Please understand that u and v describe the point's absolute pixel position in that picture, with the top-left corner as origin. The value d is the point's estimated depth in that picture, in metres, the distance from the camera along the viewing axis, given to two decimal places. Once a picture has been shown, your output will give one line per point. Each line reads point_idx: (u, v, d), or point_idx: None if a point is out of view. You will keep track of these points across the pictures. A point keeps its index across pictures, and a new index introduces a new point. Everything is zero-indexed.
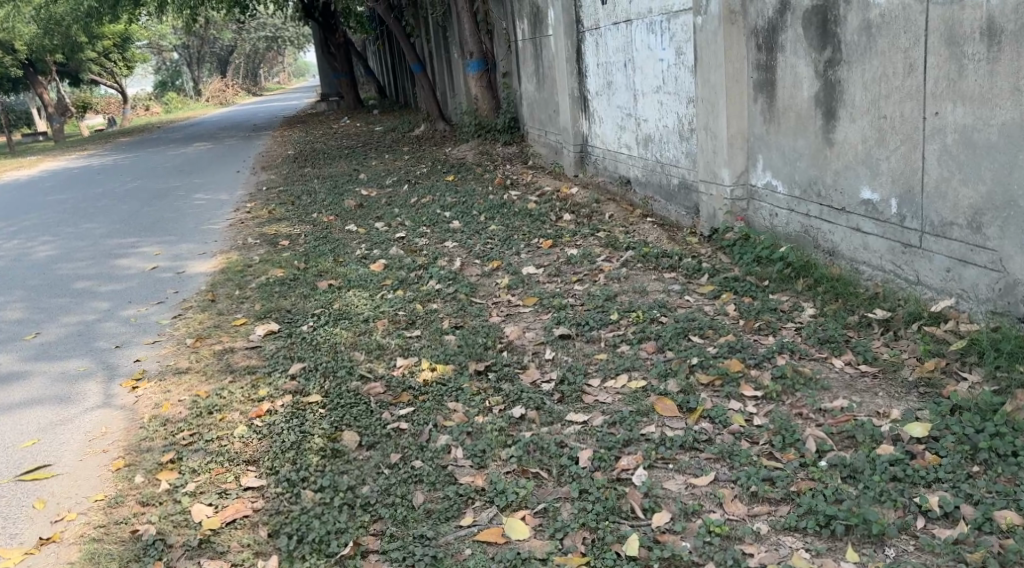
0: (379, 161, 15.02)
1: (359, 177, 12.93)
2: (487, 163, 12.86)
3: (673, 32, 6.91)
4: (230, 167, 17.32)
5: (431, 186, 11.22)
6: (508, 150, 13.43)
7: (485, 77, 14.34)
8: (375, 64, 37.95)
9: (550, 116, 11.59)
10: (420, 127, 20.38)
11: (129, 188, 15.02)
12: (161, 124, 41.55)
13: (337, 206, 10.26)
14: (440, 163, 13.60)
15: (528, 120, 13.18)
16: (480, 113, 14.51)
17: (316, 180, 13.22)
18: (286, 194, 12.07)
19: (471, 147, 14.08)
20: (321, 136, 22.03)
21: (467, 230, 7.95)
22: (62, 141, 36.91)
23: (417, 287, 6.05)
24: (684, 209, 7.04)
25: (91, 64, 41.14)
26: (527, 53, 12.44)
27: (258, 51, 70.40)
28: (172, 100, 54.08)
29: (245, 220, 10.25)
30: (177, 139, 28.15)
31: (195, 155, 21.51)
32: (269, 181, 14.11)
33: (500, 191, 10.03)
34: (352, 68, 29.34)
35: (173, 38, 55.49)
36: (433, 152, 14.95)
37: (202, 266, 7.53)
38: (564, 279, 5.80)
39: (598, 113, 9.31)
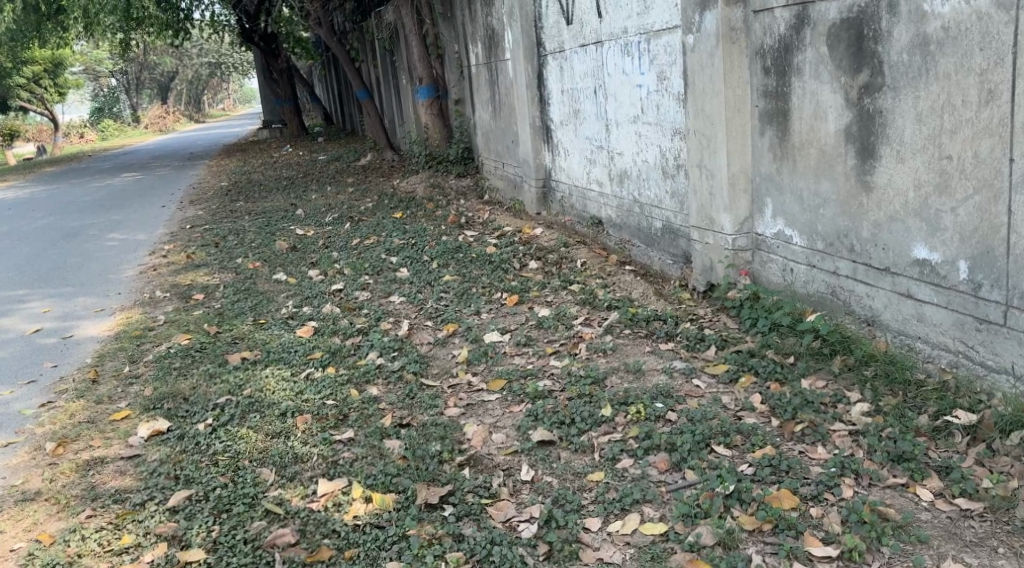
0: (321, 194, 13.89)
1: (296, 213, 11.81)
2: (439, 198, 11.83)
3: (654, 55, 5.93)
4: (156, 201, 16.10)
5: (375, 224, 10.14)
6: (461, 184, 12.43)
7: (436, 104, 13.33)
8: (322, 90, 36.81)
9: (508, 146, 10.62)
10: (367, 156, 19.31)
11: (40, 228, 13.91)
12: (96, 152, 39.80)
13: (268, 249, 9.18)
14: (386, 197, 12.52)
15: (483, 151, 12.20)
16: (431, 144, 13.48)
17: (248, 216, 12.08)
18: (212, 234, 10.95)
19: (420, 180, 13.05)
20: (260, 165, 20.78)
21: (416, 280, 6.90)
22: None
23: (355, 361, 4.98)
24: (671, 257, 6.04)
25: (20, 90, 39.32)
26: (481, 79, 11.47)
27: (201, 76, 68.65)
28: (109, 128, 52.32)
29: (162, 265, 9.12)
30: (108, 169, 26.77)
31: (122, 186, 20.23)
32: (195, 216, 12.99)
33: (453, 230, 9.00)
34: (296, 95, 28.16)
35: (111, 64, 53.68)
36: (379, 185, 13.88)
37: (95, 329, 6.73)
38: (537, 350, 4.75)
39: (564, 145, 8.33)
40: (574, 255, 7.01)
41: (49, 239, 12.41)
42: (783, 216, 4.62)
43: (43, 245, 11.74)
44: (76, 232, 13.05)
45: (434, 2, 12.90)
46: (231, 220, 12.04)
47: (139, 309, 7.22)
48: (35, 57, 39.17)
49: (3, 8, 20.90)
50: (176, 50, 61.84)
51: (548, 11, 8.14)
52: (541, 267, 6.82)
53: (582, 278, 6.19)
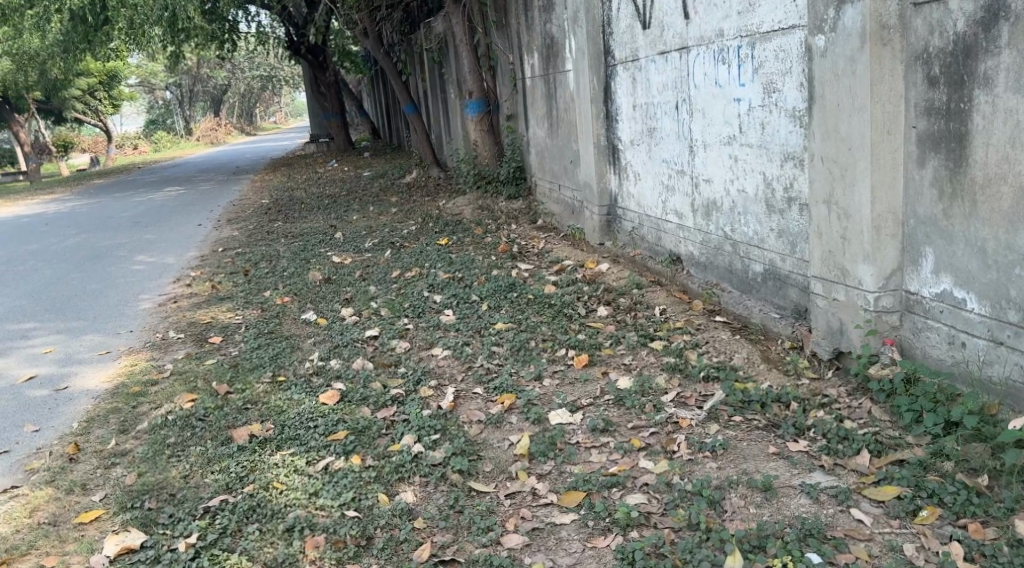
0: (362, 215, 12.94)
1: (334, 236, 10.87)
2: (488, 222, 10.77)
3: (760, 63, 4.85)
4: (192, 218, 15.34)
5: (418, 252, 9.12)
6: (512, 208, 11.39)
7: (486, 120, 12.33)
8: (369, 104, 36.15)
9: (566, 167, 9.55)
10: (412, 172, 18.38)
11: (69, 247, 13.18)
12: (145, 164, 39.67)
13: (299, 280, 8.23)
14: (432, 219, 11.53)
15: (537, 173, 11.16)
16: (479, 162, 12.46)
17: (283, 239, 11.18)
18: (241, 259, 10.06)
19: (467, 202, 12.04)
20: (303, 182, 20.01)
21: (463, 327, 5.84)
22: (41, 182, 35.19)
23: (384, 446, 3.93)
24: (776, 308, 4.91)
25: (74, 102, 39.42)
26: (537, 92, 10.44)
27: (252, 90, 68.89)
28: (162, 140, 52.52)
29: (186, 297, 8.23)
30: (151, 182, 26.27)
31: (161, 202, 19.58)
32: (229, 238, 12.13)
33: (505, 262, 7.94)
34: (343, 109, 27.47)
35: (164, 77, 53.95)
36: (425, 206, 12.89)
37: (93, 380, 5.79)
38: (618, 440, 3.63)
39: (634, 168, 7.23)
40: (651, 300, 5.88)
41: (74, 260, 11.67)
42: (951, 271, 3.53)
43: (67, 267, 10.98)
44: (102, 252, 12.26)
45: (486, 9, 11.92)
46: (265, 242, 11.17)
47: (149, 353, 6.28)
48: (88, 69, 39.29)
49: (50, 19, 20.43)
50: (228, 62, 62.05)
51: (619, 15, 7.09)
52: (611, 313, 5.66)
53: (665, 332, 5.02)
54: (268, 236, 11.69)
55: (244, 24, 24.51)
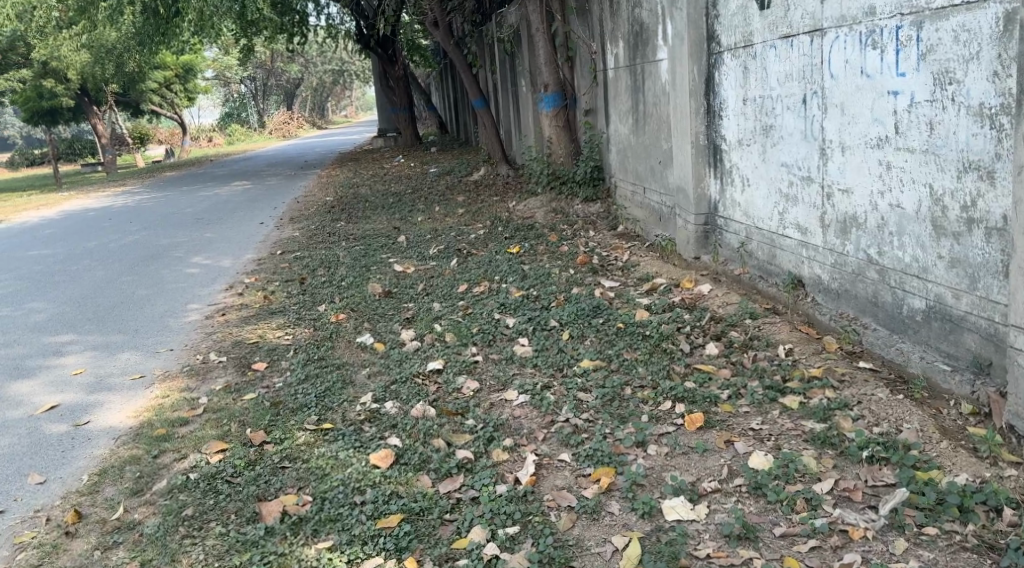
0: (428, 216, 12.10)
1: (397, 240, 10.05)
2: (563, 228, 9.80)
3: (929, 47, 3.86)
4: (254, 215, 14.70)
5: (488, 261, 8.23)
6: (588, 212, 10.41)
7: (562, 115, 11.32)
8: (438, 98, 35.47)
9: (652, 167, 8.51)
10: (482, 170, 17.51)
11: (125, 244, 12.63)
12: (218, 157, 39.75)
13: (357, 292, 7.41)
14: (501, 223, 10.63)
15: (617, 173, 10.17)
16: (553, 160, 11.41)
17: (344, 242, 10.40)
18: (299, 263, 9.30)
19: (539, 205, 11.09)
20: (369, 178, 19.33)
21: (541, 363, 4.92)
22: (117, 174, 35.44)
23: (447, 544, 3.11)
24: (947, 357, 3.97)
25: (150, 94, 39.70)
26: (621, 84, 9.46)
27: (325, 85, 69.15)
28: (236, 133, 52.89)
29: (235, 309, 7.48)
30: (220, 175, 25.94)
31: (226, 197, 19.08)
32: (288, 239, 11.41)
33: (586, 277, 6.99)
34: (411, 103, 26.80)
35: (239, 71, 54.29)
36: (494, 208, 11.97)
37: (117, 415, 5.02)
38: (764, 560, 2.88)
39: (742, 172, 6.24)
40: (772, 335, 4.88)
41: (128, 260, 11.07)
42: None
43: (117, 268, 10.36)
44: (158, 251, 11.65)
45: None
46: (325, 245, 10.41)
47: (184, 380, 5.50)
48: (165, 62, 39.56)
49: (121, 11, 20.08)
50: (302, 56, 62.28)
51: None
52: (724, 350, 4.67)
53: (801, 385, 4.04)
54: (329, 238, 10.93)
55: (314, 16, 23.97)
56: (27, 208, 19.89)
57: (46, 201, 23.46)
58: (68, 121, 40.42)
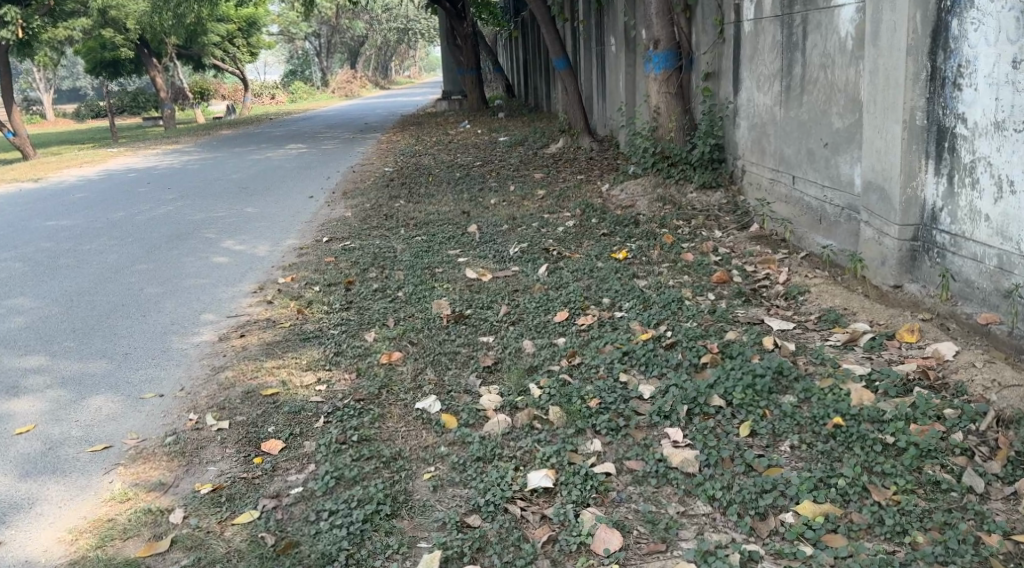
0: (503, 198, 10.14)
1: (467, 233, 8.13)
2: (679, 223, 7.76)
3: None
4: (302, 186, 12.83)
5: (590, 273, 6.23)
6: (707, 202, 8.35)
7: (674, 79, 9.22)
8: (506, 60, 33.35)
9: (815, 152, 6.58)
10: (559, 141, 15.45)
11: (154, 213, 10.84)
12: (277, 115, 38.11)
13: (418, 313, 5.51)
14: (595, 211, 8.63)
15: (747, 158, 8.16)
16: (660, 137, 9.26)
17: (402, 230, 8.48)
18: (344, 258, 7.43)
19: (639, 192, 9.02)
20: (433, 147, 17.45)
21: (719, 492, 3.03)
22: (172, 130, 34.03)
23: None
24: None
25: (212, 48, 38.14)
26: (767, 43, 7.49)
27: (389, 43, 67.21)
28: (298, 90, 51.45)
29: (256, 324, 5.60)
30: (275, 136, 24.21)
31: (277, 160, 17.24)
32: (335, 220, 9.51)
33: (736, 310, 4.98)
34: (479, 64, 24.64)
35: (303, 27, 52.70)
36: (583, 192, 9.91)
37: (40, 542, 3.17)
38: None
39: (1000, 170, 4.34)
40: None
41: (147, 236, 9.25)
42: None
43: (131, 248, 8.55)
44: (188, 225, 9.82)
45: None
46: (380, 232, 8.52)
47: (161, 462, 3.65)
48: (228, 14, 38.00)
49: None
50: (366, 13, 60.25)
51: None
52: None
53: None
54: (384, 223, 9.03)
55: None
56: (66, 166, 18.34)
57: (89, 156, 21.85)
58: (127, 74, 39.18)
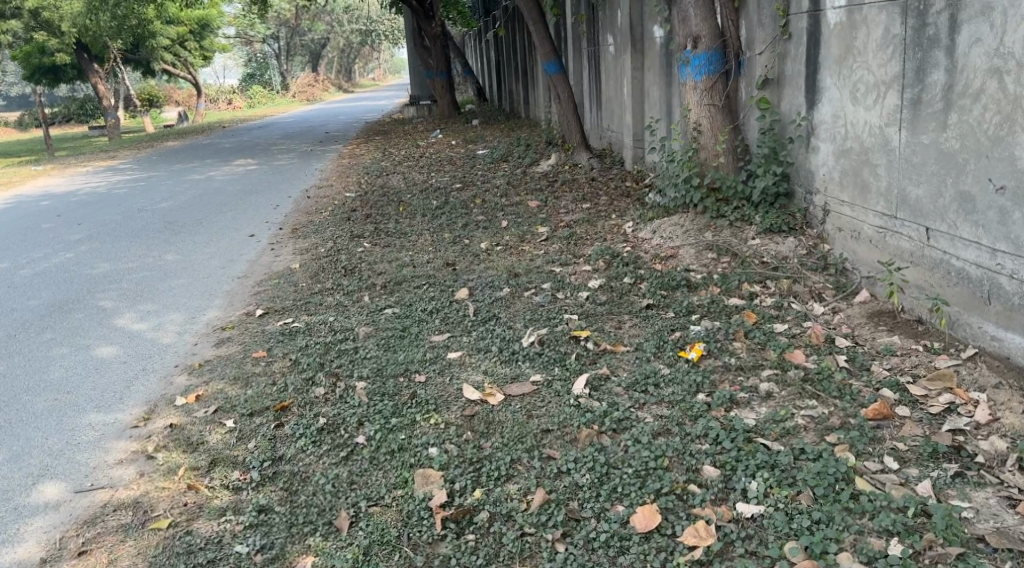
0: (497, 242, 7.97)
1: (456, 304, 5.90)
2: (752, 289, 5.63)
3: None
4: (244, 219, 10.51)
5: (656, 392, 4.05)
6: (779, 253, 6.25)
7: (719, 87, 7.11)
8: (475, 60, 31.16)
9: (975, 196, 4.54)
10: (550, 156, 13.34)
11: (45, 263, 8.43)
12: (232, 122, 35.42)
13: (394, 492, 3.40)
14: (628, 266, 6.49)
15: (837, 196, 6.06)
16: (704, 162, 7.12)
17: (365, 299, 6.21)
18: (280, 350, 5.15)
19: (679, 236, 6.87)
20: (401, 163, 15.20)
21: None
22: (116, 140, 31.39)
23: None
24: None
25: (161, 52, 35.31)
26: (877, 38, 5.41)
27: (352, 45, 64.71)
28: (256, 94, 48.83)
29: (116, 512, 3.48)
30: (224, 148, 21.72)
31: (220, 182, 14.82)
32: (274, 277, 7.22)
33: (959, 505, 3.04)
34: (450, 66, 22.53)
35: (261, 28, 50.09)
36: (599, 233, 7.74)
37: None
38: None
39: None
40: None
41: (21, 304, 6.86)
42: None
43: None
44: (84, 283, 7.47)
45: None
46: (335, 300, 6.24)
47: None
48: (179, 17, 35.35)
49: None
50: (327, 13, 57.68)
51: None
52: None
53: None
54: (339, 283, 6.75)
55: None
56: None
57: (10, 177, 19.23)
58: (69, 81, 36.33)
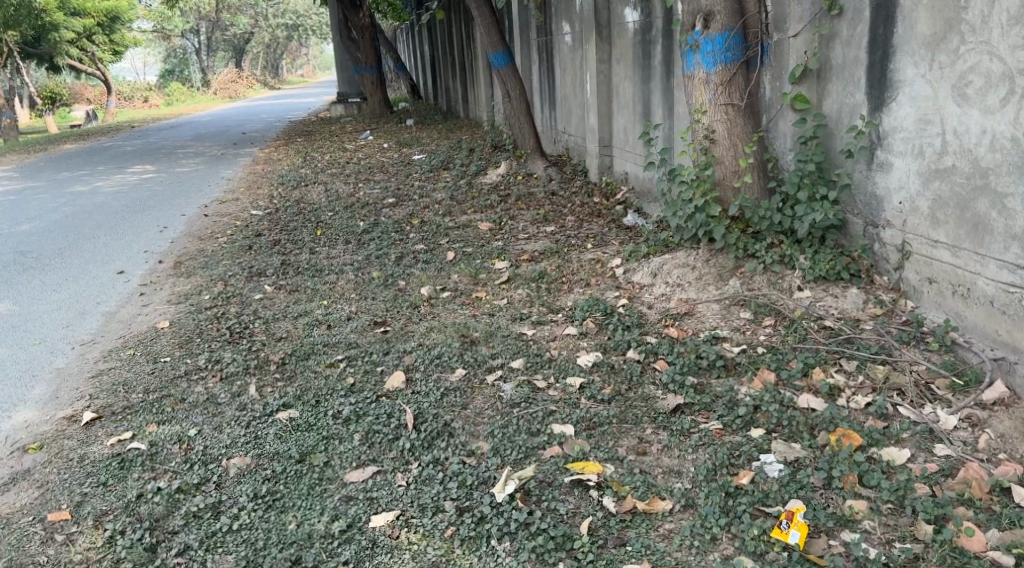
0: (440, 289, 6.08)
1: (383, 402, 3.96)
2: (828, 379, 3.81)
3: None
4: (117, 253, 8.46)
5: None
6: (843, 315, 4.47)
7: (740, 79, 5.28)
8: (408, 55, 29.04)
9: None
10: (499, 162, 11.45)
11: None
12: (144, 122, 32.63)
13: None
14: (630, 332, 4.62)
15: (927, 234, 4.31)
16: (721, 181, 5.28)
17: (249, 397, 4.20)
18: (94, 510, 3.23)
19: (694, 286, 5.04)
20: (323, 170, 13.14)
21: None
22: (11, 141, 28.41)
23: None
24: None
25: (66, 46, 32.38)
26: (1013, 8, 3.67)
27: (279, 40, 61.78)
28: (175, 90, 45.80)
29: None
30: (125, 152, 19.31)
31: (107, 197, 12.57)
32: (128, 351, 5.21)
33: None
34: (380, 61, 20.36)
35: (179, 22, 47.05)
36: (578, 275, 5.87)
37: None
38: None
39: None
40: None
41: None
42: None
43: None
44: None
45: None
46: (204, 399, 4.23)
47: None
48: (85, 7, 32.37)
49: None
50: (251, 7, 54.75)
51: None
52: None
53: None
54: (213, 363, 4.74)
55: None
56: None
57: None
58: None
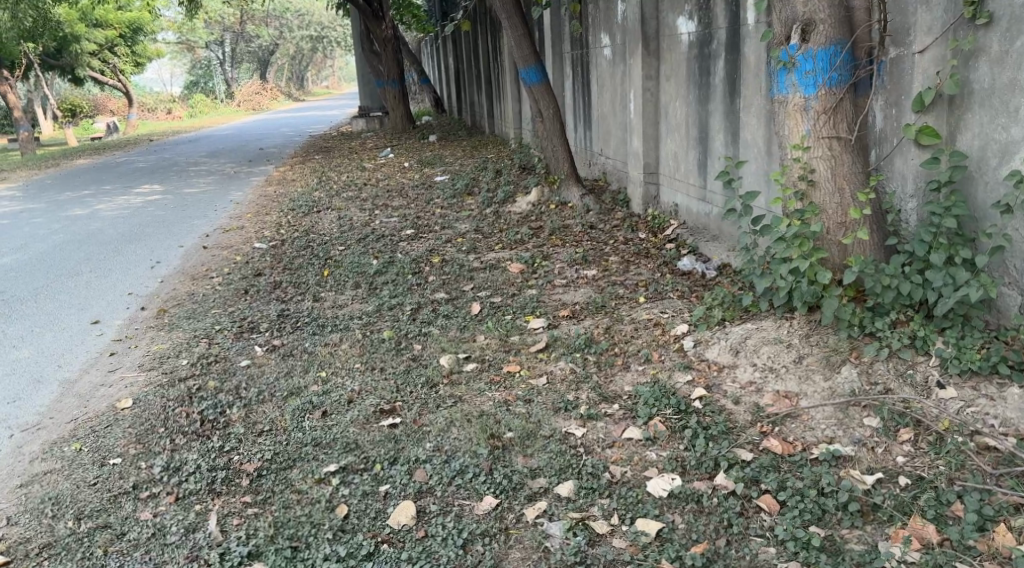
0: (464, 357, 4.97)
1: (381, 557, 3.04)
2: (1020, 544, 2.79)
3: None
4: (99, 296, 7.58)
5: None
6: (1009, 429, 3.35)
7: (848, 105, 4.13)
8: (432, 67, 28.07)
9: None
10: (529, 187, 10.35)
11: None
12: (165, 135, 31.91)
13: None
14: (718, 441, 3.49)
15: None
16: (826, 235, 4.14)
17: (206, 537, 3.29)
18: None
19: (794, 372, 3.86)
20: (338, 193, 12.12)
21: None
22: (29, 155, 27.72)
23: None
24: None
25: (88, 59, 31.69)
26: None
27: (304, 52, 61.24)
28: (198, 103, 45.24)
29: None
30: (137, 170, 18.47)
31: (106, 222, 11.69)
32: (72, 448, 4.25)
33: None
34: (403, 75, 19.37)
35: (204, 34, 46.52)
36: (635, 345, 4.73)
37: None
38: None
39: None
40: None
41: None
42: None
43: None
44: None
45: None
46: (150, 536, 3.36)
47: None
48: (109, 20, 31.68)
49: None
50: (277, 18, 54.22)
51: None
52: None
53: None
54: (172, 473, 3.80)
55: None
56: None
57: None
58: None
